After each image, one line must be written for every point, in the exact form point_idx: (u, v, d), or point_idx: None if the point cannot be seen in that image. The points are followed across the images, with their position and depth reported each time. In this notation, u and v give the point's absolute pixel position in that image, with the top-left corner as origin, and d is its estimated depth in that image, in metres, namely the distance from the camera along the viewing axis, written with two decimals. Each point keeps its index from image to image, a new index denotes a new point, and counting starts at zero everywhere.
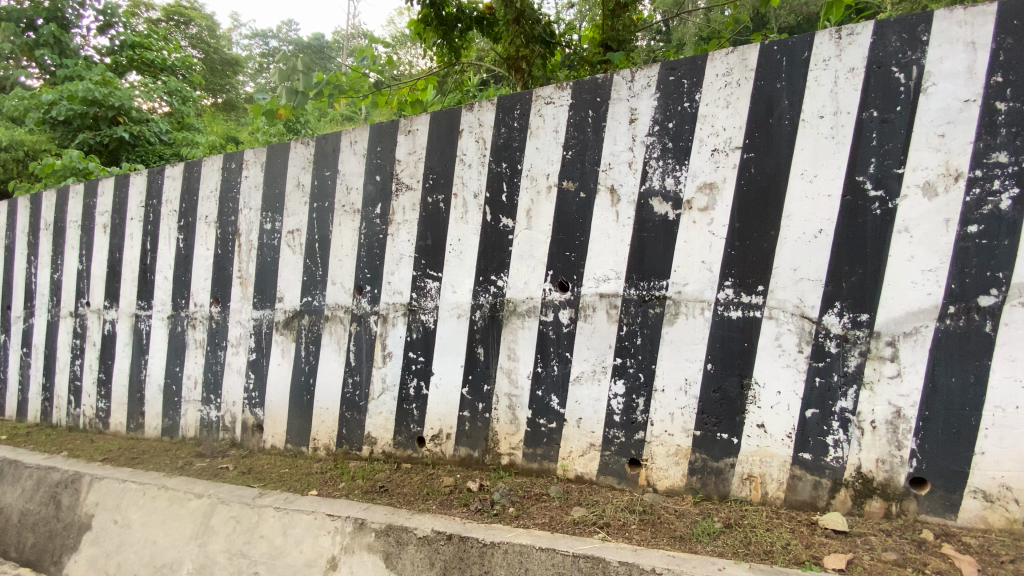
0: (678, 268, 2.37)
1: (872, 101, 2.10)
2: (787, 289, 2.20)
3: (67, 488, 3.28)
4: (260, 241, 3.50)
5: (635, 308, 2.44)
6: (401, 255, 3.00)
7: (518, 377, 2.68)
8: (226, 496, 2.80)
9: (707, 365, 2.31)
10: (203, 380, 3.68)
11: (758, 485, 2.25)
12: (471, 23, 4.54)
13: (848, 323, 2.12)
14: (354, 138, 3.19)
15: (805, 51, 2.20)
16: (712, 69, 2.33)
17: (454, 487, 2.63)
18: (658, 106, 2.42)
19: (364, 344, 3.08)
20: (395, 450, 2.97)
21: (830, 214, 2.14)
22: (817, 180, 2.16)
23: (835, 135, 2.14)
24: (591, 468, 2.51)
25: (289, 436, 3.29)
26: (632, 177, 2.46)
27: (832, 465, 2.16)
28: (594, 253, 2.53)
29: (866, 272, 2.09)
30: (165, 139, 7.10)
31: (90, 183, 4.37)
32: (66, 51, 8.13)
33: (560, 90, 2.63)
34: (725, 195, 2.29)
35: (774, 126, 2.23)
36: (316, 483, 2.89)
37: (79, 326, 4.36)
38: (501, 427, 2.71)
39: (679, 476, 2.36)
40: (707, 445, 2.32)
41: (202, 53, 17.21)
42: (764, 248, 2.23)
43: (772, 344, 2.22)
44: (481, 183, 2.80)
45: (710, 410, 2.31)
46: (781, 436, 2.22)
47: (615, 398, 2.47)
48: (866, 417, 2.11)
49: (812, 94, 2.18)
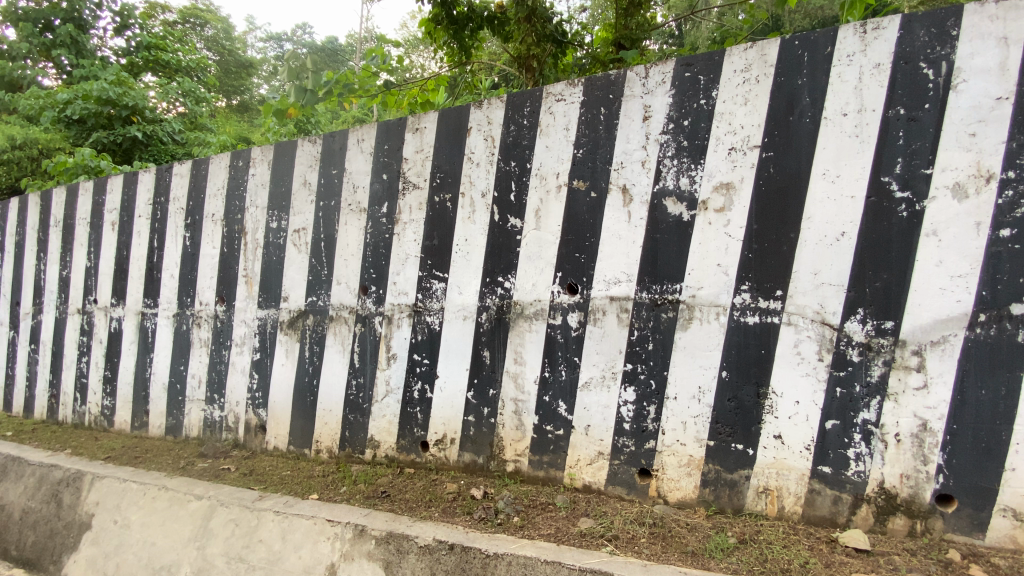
0: (692, 271, 2.28)
1: (898, 98, 2.01)
2: (807, 294, 2.10)
3: (69, 486, 3.26)
4: (265, 239, 3.46)
5: (647, 312, 2.36)
6: (407, 255, 2.94)
7: (525, 382, 2.60)
8: (226, 499, 2.75)
9: (721, 372, 2.23)
10: (207, 379, 3.64)
11: (774, 499, 2.15)
12: (482, 23, 4.47)
13: (871, 331, 2.02)
14: (362, 135, 3.14)
15: (828, 46, 2.11)
16: (730, 65, 2.25)
17: (458, 494, 2.56)
18: (672, 104, 2.34)
19: (368, 345, 3.02)
20: (398, 454, 2.91)
21: (853, 216, 2.05)
22: (840, 181, 2.07)
23: (859, 134, 2.05)
24: (599, 477, 2.43)
25: (292, 438, 3.24)
26: (645, 177, 2.38)
27: (853, 479, 2.06)
28: (604, 254, 2.45)
29: (891, 278, 2.00)
30: (178, 139, 7.15)
31: (99, 180, 4.37)
32: (83, 52, 8.23)
33: (571, 87, 2.56)
34: (742, 195, 2.20)
35: (795, 124, 2.13)
36: (317, 487, 2.83)
37: (87, 324, 4.36)
38: (507, 433, 2.63)
39: (690, 488, 2.27)
40: (720, 457, 2.23)
41: (217, 55, 17.40)
42: (783, 251, 2.14)
43: (790, 351, 2.13)
44: (489, 182, 2.74)
45: (724, 419, 2.22)
46: (799, 448, 2.12)
47: (625, 405, 2.38)
48: (890, 429, 2.01)
49: (835, 91, 2.09)
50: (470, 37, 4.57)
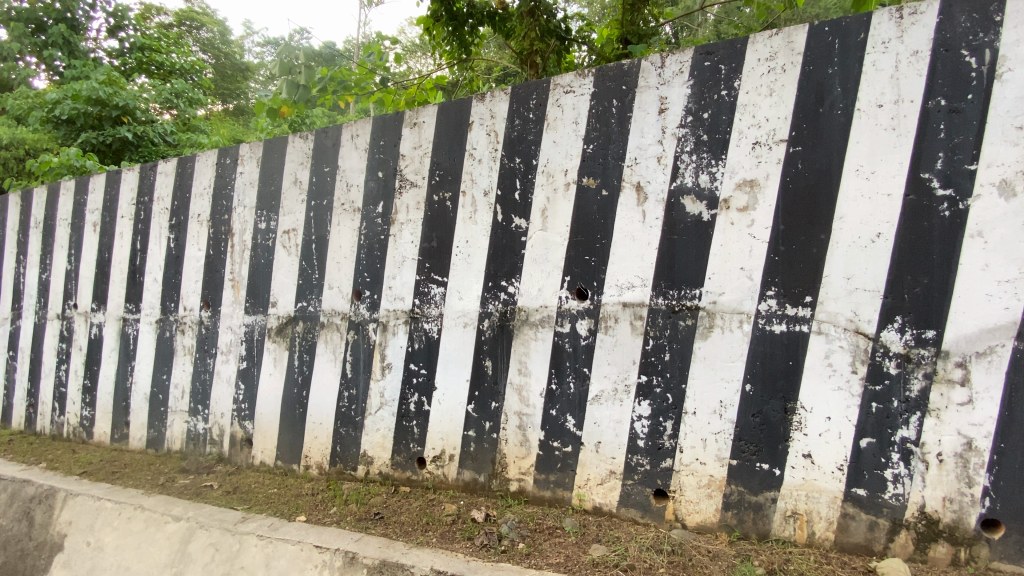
0: (713, 275, 2.11)
1: (938, 88, 1.85)
2: (839, 301, 1.93)
3: (41, 504, 3.05)
4: (254, 241, 3.27)
5: (663, 319, 2.18)
6: (403, 258, 2.76)
7: (529, 395, 2.42)
8: (205, 520, 2.55)
9: (745, 386, 2.05)
10: (191, 390, 3.44)
11: (803, 524, 1.97)
12: (483, 19, 4.30)
13: (911, 341, 1.85)
14: (356, 130, 2.96)
15: (861, 33, 1.95)
16: (754, 54, 2.08)
17: (457, 516, 2.36)
18: (690, 95, 2.18)
19: (361, 354, 2.83)
20: (393, 471, 2.71)
21: (890, 216, 1.88)
22: (875, 177, 1.90)
23: (896, 127, 1.88)
24: (611, 499, 2.24)
25: (279, 453, 3.04)
26: (661, 173, 2.21)
27: (890, 503, 1.88)
28: (616, 257, 2.27)
29: (932, 283, 1.83)
30: (169, 140, 6.85)
31: (82, 179, 4.17)
32: (76, 52, 7.96)
33: (581, 78, 2.39)
34: (768, 193, 2.04)
35: (825, 116, 1.97)
36: (305, 507, 2.63)
37: (66, 330, 4.15)
38: (510, 449, 2.45)
39: (711, 511, 2.08)
40: (743, 477, 2.05)
41: (213, 58, 17.22)
42: (812, 253, 1.97)
43: (821, 363, 1.95)
44: (492, 179, 2.56)
45: (748, 436, 2.04)
46: (830, 469, 1.94)
47: (639, 421, 2.20)
48: (932, 448, 1.83)
49: (869, 81, 1.93)
50: (470, 33, 4.40)
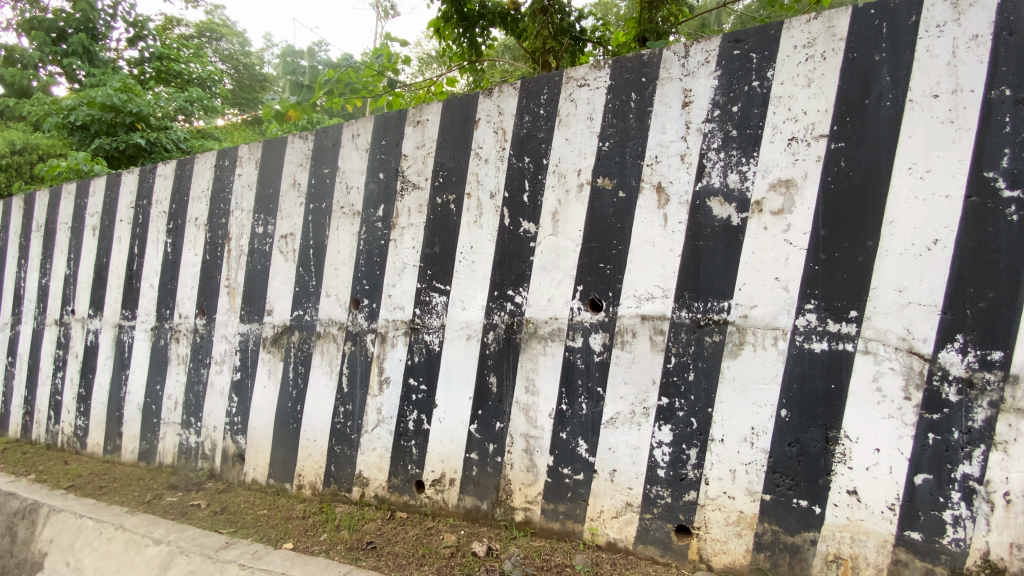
0: (744, 285, 1.89)
1: (1002, 77, 1.61)
2: (889, 316, 1.70)
3: (23, 520, 2.91)
4: (250, 246, 3.12)
5: (687, 334, 1.97)
6: (404, 264, 2.59)
7: (537, 415, 2.21)
8: (187, 545, 2.38)
9: (780, 411, 1.83)
10: (184, 401, 3.28)
11: (847, 570, 1.73)
12: (493, 19, 4.14)
13: (974, 363, 1.60)
14: (357, 130, 2.81)
15: (912, 15, 1.73)
16: (789, 41, 1.88)
17: (456, 548, 2.15)
18: (718, 87, 1.98)
19: (358, 366, 2.65)
20: (389, 494, 2.51)
21: (948, 220, 1.65)
22: (931, 177, 1.67)
23: (954, 120, 1.66)
24: (626, 534, 2.02)
25: (271, 471, 2.86)
26: (684, 173, 2.01)
27: (949, 549, 1.62)
28: (634, 266, 2.07)
29: (998, 297, 1.59)
30: (183, 147, 6.79)
31: (83, 182, 4.08)
32: (95, 61, 8.02)
33: (596, 70, 2.21)
34: (806, 195, 1.82)
35: (871, 109, 1.76)
36: (294, 532, 2.44)
37: (63, 337, 4.04)
38: (515, 475, 2.24)
39: (741, 552, 1.85)
40: (779, 514, 1.82)
41: (230, 68, 17.37)
42: (858, 263, 1.75)
43: (868, 387, 1.72)
44: (498, 180, 2.38)
45: (783, 468, 1.81)
46: (879, 509, 1.69)
47: (659, 448, 1.98)
48: (998, 488, 1.57)
49: (921, 69, 1.71)
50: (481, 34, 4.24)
